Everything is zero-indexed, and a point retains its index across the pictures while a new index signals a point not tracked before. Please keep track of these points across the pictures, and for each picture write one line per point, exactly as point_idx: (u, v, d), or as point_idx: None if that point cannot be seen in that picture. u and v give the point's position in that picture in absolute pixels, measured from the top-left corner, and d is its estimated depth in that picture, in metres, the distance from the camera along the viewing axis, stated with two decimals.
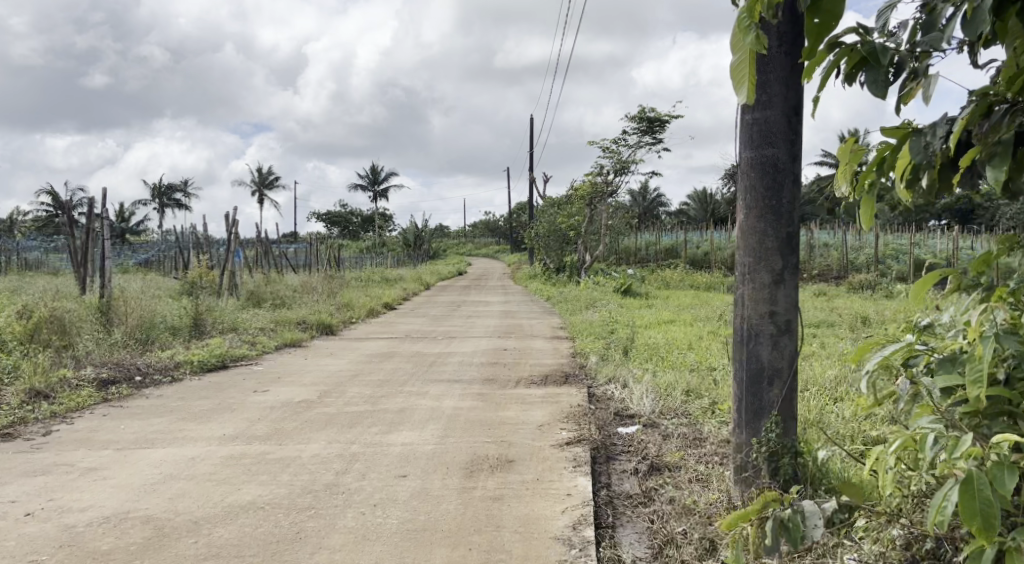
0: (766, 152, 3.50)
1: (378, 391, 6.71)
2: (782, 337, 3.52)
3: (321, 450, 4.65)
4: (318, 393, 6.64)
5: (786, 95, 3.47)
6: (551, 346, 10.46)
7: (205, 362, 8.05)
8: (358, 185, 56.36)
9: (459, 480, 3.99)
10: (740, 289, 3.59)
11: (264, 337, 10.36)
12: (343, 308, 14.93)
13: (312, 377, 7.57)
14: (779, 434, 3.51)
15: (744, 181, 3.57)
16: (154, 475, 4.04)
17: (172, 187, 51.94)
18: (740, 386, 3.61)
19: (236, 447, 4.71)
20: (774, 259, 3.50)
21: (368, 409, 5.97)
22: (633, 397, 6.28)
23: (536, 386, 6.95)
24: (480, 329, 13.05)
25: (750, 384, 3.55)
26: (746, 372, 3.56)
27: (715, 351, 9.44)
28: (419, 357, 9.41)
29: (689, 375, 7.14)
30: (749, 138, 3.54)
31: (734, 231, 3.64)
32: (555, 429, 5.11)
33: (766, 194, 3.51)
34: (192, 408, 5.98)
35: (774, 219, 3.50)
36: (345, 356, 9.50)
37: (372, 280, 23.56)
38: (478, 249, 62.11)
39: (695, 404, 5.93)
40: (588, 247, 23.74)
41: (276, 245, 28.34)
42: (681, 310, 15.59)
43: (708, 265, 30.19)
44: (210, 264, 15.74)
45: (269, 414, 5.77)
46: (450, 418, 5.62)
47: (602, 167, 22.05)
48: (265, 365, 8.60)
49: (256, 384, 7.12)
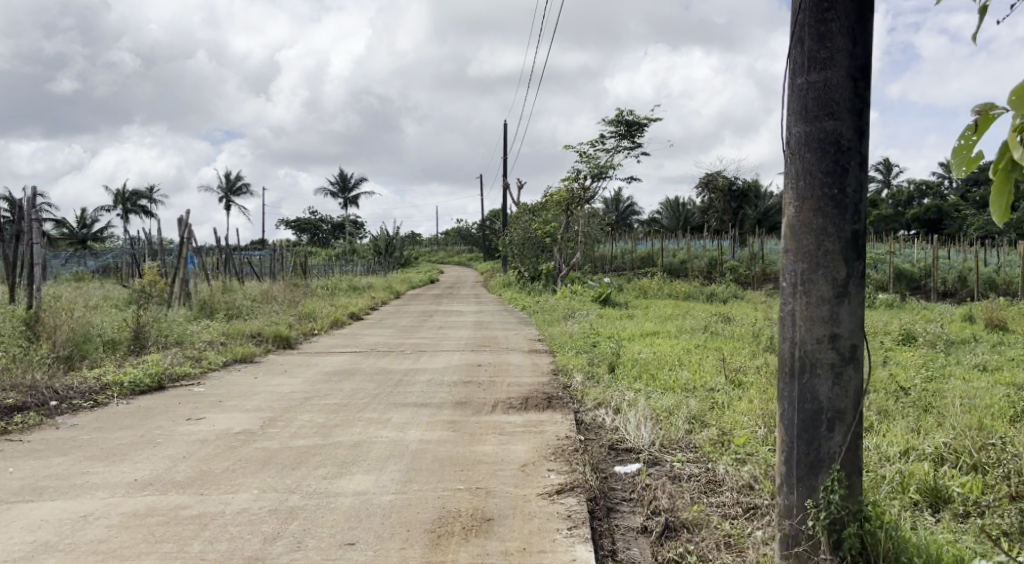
0: (826, 126, 2.67)
1: (333, 419, 5.78)
2: (846, 369, 2.70)
3: (251, 502, 3.74)
4: (263, 421, 5.70)
5: (854, 52, 2.65)
6: (529, 361, 9.58)
7: (138, 382, 7.06)
8: (328, 193, 55.25)
9: (422, 551, 3.13)
10: (787, 309, 2.77)
11: (212, 353, 9.36)
12: (305, 319, 13.93)
13: (258, 402, 6.60)
14: (843, 496, 2.68)
15: (796, 165, 2.73)
16: (22, 548, 3.11)
17: (136, 192, 50.32)
18: (789, 433, 2.78)
19: (144, 499, 3.78)
20: (835, 269, 2.68)
21: (316, 444, 5.04)
22: (628, 425, 5.45)
23: (514, 411, 6.09)
24: (451, 341, 12.11)
25: (803, 430, 2.73)
26: (799, 415, 2.73)
27: (708, 368, 8.65)
28: (383, 374, 8.49)
29: (688, 399, 6.33)
30: (801, 109, 2.71)
31: (781, 230, 2.80)
32: (541, 471, 4.24)
33: (825, 182, 2.68)
34: (107, 442, 5.01)
35: (836, 213, 2.68)
36: (301, 374, 8.53)
37: (339, 289, 22.60)
38: (449, 257, 61.11)
39: (702, 436, 5.11)
40: (564, 255, 22.99)
41: (239, 253, 27.18)
42: (663, 320, 14.87)
43: (685, 274, 29.61)
44: (163, 269, 14.68)
45: (198, 450, 4.83)
46: (415, 455, 4.72)
47: (578, 172, 21.31)
48: (208, 385, 7.61)
49: (191, 410, 6.15)
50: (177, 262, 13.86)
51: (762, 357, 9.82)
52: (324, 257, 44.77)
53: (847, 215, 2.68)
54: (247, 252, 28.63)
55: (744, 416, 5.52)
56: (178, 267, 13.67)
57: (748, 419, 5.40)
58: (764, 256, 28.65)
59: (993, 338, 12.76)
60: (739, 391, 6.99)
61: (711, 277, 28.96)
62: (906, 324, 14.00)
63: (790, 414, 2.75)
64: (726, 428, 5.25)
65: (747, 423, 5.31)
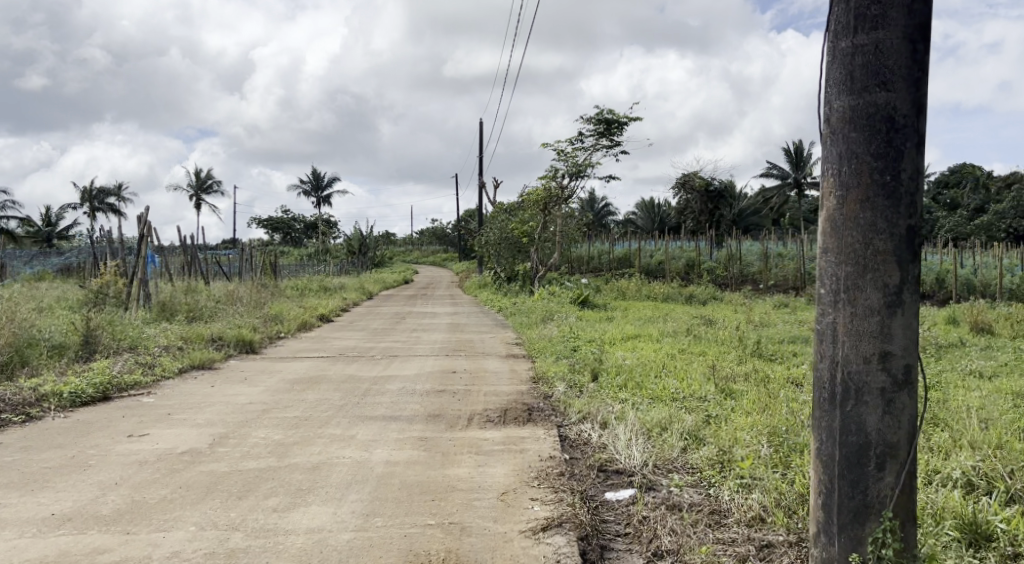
0: (877, 98, 2.19)
1: (290, 436, 5.22)
2: (899, 394, 2.22)
3: (184, 545, 3.20)
4: (212, 439, 5.14)
5: (911, 8, 2.18)
6: (507, 368, 9.07)
7: (79, 393, 6.45)
8: (301, 192, 54.37)
9: None
10: (826, 324, 2.29)
11: (167, 359, 8.72)
12: (271, 321, 13.29)
13: (210, 415, 6.01)
14: (895, 549, 2.22)
15: (840, 147, 2.25)
16: None
17: (104, 190, 49.12)
18: (828, 472, 2.31)
19: (58, 540, 3.23)
20: (886, 273, 2.20)
21: (270, 467, 4.49)
22: (617, 442, 4.97)
23: (492, 426, 5.57)
24: (424, 346, 11.56)
25: (847, 469, 2.26)
26: (841, 451, 2.26)
27: (696, 376, 8.19)
28: (351, 382, 7.94)
29: (678, 412, 5.87)
30: (845, 78, 2.24)
31: (819, 224, 2.32)
32: (524, 501, 3.76)
33: (875, 166, 2.20)
34: (30, 466, 4.41)
35: (888, 205, 2.20)
36: (262, 382, 7.96)
37: (310, 290, 21.94)
38: (424, 257, 60.41)
39: (699, 456, 4.64)
40: (542, 254, 22.51)
41: (207, 252, 26.41)
42: (644, 323, 14.45)
43: (663, 274, 29.31)
44: (121, 269, 13.99)
45: (133, 474, 4.26)
46: (380, 479, 4.19)
47: (556, 170, 20.84)
48: (159, 395, 7.01)
49: (133, 425, 5.56)
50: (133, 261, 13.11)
51: (750, 363, 9.42)
52: (296, 257, 43.90)
53: (902, 208, 2.20)
54: (214, 251, 27.76)
55: (742, 431, 5.07)
56: (136, 266, 12.92)
57: (748, 436, 4.95)
58: (742, 258, 28.42)
59: (981, 342, 12.49)
60: (732, 403, 6.55)
61: (688, 278, 28.68)
62: None
63: (830, 450, 2.27)
64: (724, 447, 4.80)
65: (747, 440, 4.86)
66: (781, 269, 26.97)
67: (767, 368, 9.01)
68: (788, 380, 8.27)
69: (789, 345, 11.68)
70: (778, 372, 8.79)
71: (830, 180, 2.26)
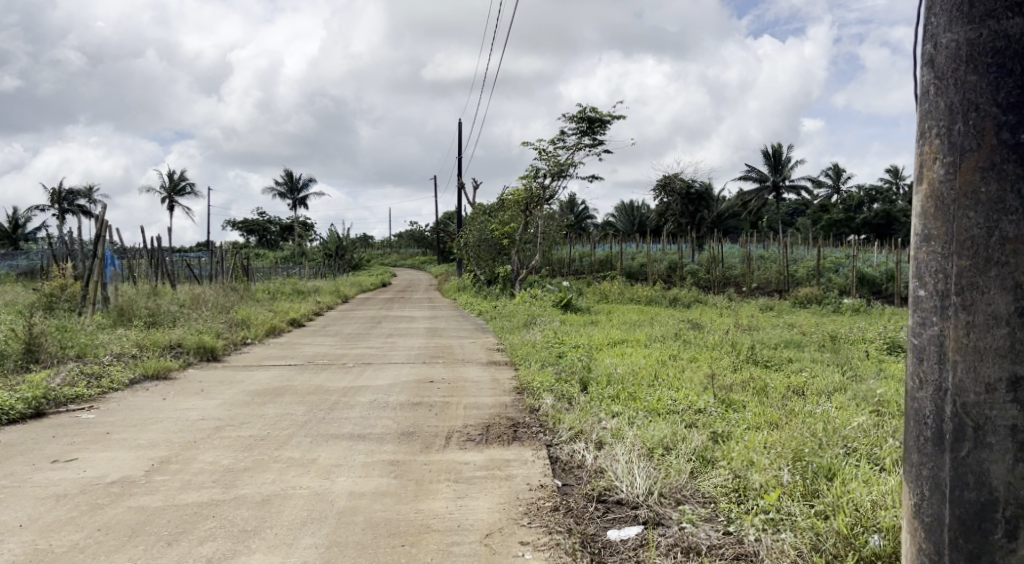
0: (1005, 32, 2.01)
1: (241, 461, 4.55)
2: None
3: None
4: (152, 464, 4.47)
5: None
6: (488, 376, 8.45)
7: (7, 411, 5.74)
8: (276, 194, 53.38)
9: None
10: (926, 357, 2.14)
11: (116, 369, 7.97)
12: (237, 328, 12.54)
13: (154, 434, 5.30)
14: None
15: (956, 95, 2.08)
16: None
17: (74, 192, 47.80)
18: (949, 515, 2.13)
19: None
20: (1016, 267, 1.98)
21: (214, 500, 3.83)
22: (615, 466, 4.35)
23: (472, 445, 4.94)
24: (399, 352, 10.86)
25: (970, 514, 2.07)
26: (964, 495, 2.07)
27: (691, 386, 7.62)
28: (318, 394, 7.28)
29: (680, 429, 5.26)
30: (965, 15, 2.07)
31: (932, 215, 2.14)
32: (512, 547, 3.20)
33: (1001, 122, 2.00)
34: None
35: (1015, 181, 1.98)
36: (220, 394, 7.27)
37: (283, 294, 21.15)
38: (402, 261, 59.58)
39: (712, 484, 4.05)
40: (522, 257, 21.92)
41: (176, 255, 25.48)
42: (630, 327, 13.89)
43: (645, 277, 28.80)
44: (77, 272, 13.19)
45: (45, 512, 3.59)
46: (342, 516, 3.56)
47: (538, 170, 20.22)
48: (102, 410, 6.31)
49: (60, 449, 4.83)
50: (88, 262, 12.31)
51: (746, 370, 8.87)
52: (272, 260, 42.95)
53: None
54: (184, 254, 26.82)
55: (755, 452, 4.49)
56: (90, 267, 12.11)
57: (764, 457, 4.37)
58: (724, 260, 28.03)
59: None
60: (737, 417, 5.97)
61: (671, 281, 28.22)
62: (884, 333, 13.25)
63: (942, 488, 2.11)
64: (739, 471, 4.20)
65: (765, 463, 4.26)
66: (764, 272, 26.61)
67: (766, 376, 8.46)
68: (791, 389, 7.71)
69: (783, 351, 11.15)
70: (777, 380, 8.26)
71: (938, 143, 2.10)
